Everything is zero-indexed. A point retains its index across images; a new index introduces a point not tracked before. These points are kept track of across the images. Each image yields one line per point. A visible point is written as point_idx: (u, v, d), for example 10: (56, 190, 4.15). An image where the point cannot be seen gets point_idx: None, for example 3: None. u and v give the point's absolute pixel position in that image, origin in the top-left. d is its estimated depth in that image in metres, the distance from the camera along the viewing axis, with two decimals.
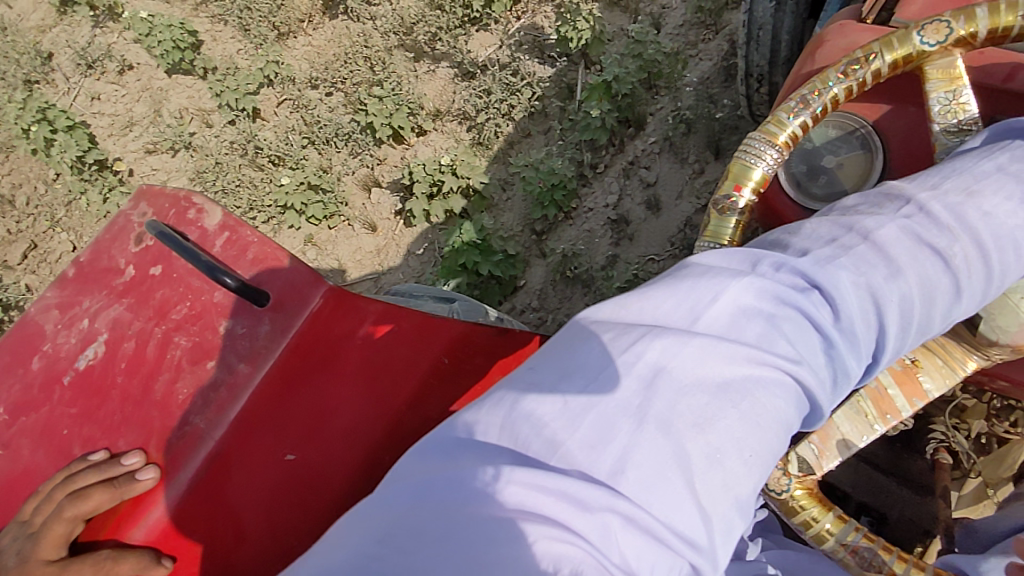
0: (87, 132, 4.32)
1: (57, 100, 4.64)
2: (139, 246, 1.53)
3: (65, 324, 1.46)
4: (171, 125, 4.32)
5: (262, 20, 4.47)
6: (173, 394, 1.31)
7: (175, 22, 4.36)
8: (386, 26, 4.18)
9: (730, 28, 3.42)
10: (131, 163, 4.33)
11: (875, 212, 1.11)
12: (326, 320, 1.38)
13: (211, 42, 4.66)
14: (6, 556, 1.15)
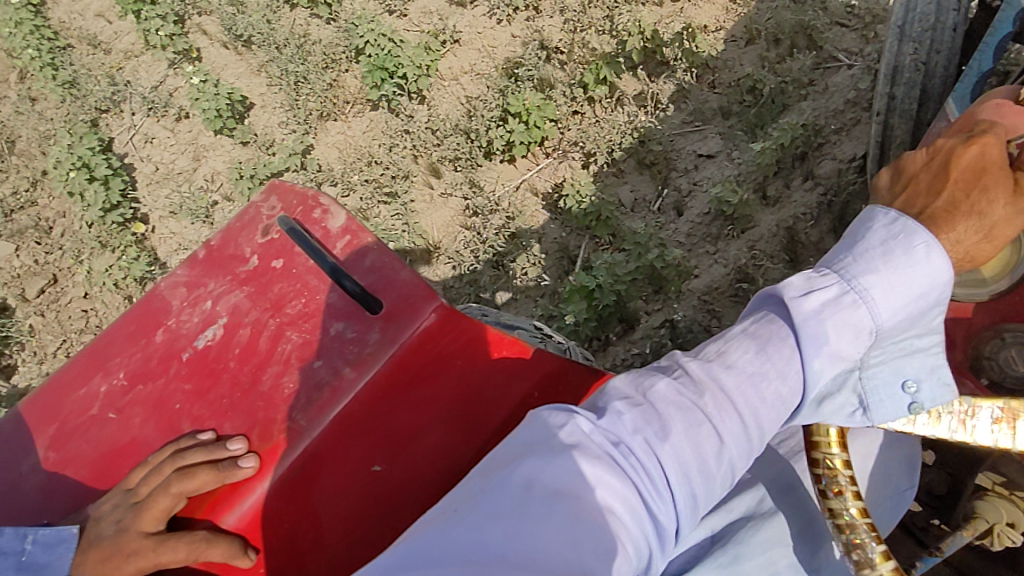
0: (126, 180, 3.65)
1: (115, 136, 3.85)
2: (265, 238, 1.61)
3: (190, 304, 1.55)
4: (197, 190, 3.57)
5: (308, 95, 3.60)
6: (279, 387, 1.34)
7: (226, 91, 3.59)
8: (413, 144, 3.35)
9: (755, 235, 2.75)
10: (155, 220, 3.59)
11: (711, 355, 1.17)
12: (432, 336, 1.35)
13: (261, 106, 3.77)
14: (104, 525, 1.15)
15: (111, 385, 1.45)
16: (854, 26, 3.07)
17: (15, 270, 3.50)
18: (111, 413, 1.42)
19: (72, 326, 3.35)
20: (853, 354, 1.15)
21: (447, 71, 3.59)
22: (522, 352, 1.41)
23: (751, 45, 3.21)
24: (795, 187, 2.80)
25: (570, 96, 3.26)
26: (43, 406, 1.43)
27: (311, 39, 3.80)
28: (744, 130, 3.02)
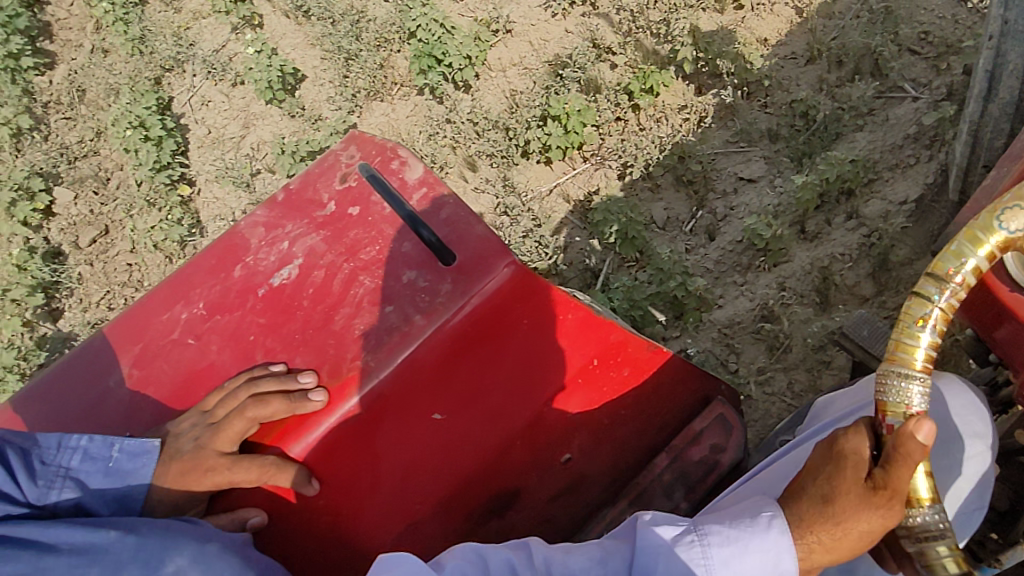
0: (179, 141, 3.61)
1: (175, 96, 3.81)
2: (343, 184, 1.64)
3: (268, 243, 1.59)
4: (245, 156, 3.51)
5: (358, 70, 3.46)
6: (349, 328, 1.36)
7: (280, 63, 3.52)
8: (452, 135, 3.15)
9: (788, 270, 2.48)
10: (201, 183, 3.53)
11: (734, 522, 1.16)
12: (504, 294, 1.33)
13: (311, 80, 3.67)
14: (182, 441, 1.21)
15: (191, 314, 1.51)
16: (928, 55, 2.74)
17: (71, 218, 3.54)
18: (190, 338, 1.48)
19: (116, 279, 3.34)
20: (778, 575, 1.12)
21: (495, 61, 3.37)
22: (589, 319, 1.40)
23: (813, 63, 2.89)
24: (836, 225, 2.52)
25: (614, 101, 3.00)
26: (128, 328, 1.51)
27: (366, 17, 3.65)
28: (791, 158, 2.70)
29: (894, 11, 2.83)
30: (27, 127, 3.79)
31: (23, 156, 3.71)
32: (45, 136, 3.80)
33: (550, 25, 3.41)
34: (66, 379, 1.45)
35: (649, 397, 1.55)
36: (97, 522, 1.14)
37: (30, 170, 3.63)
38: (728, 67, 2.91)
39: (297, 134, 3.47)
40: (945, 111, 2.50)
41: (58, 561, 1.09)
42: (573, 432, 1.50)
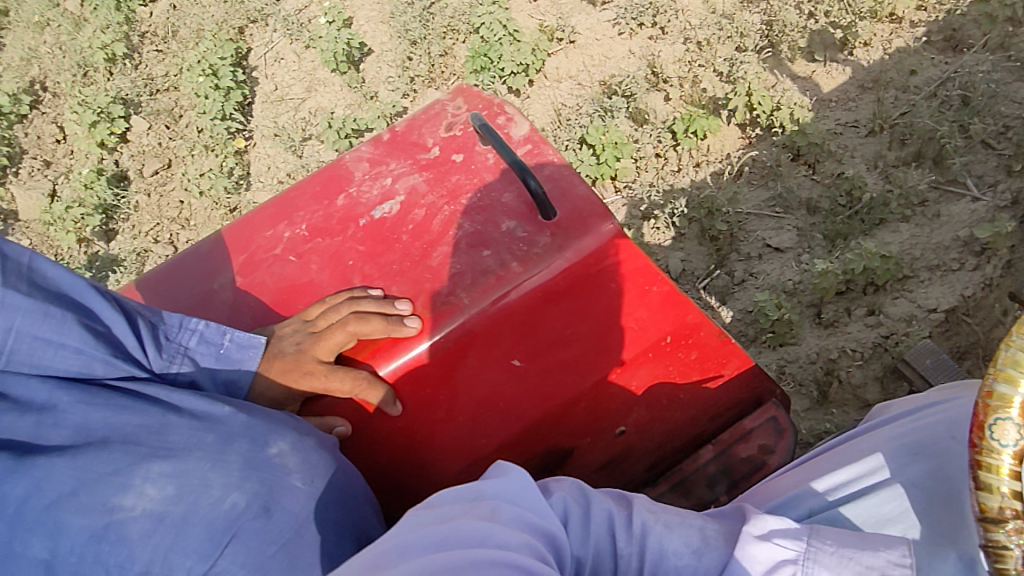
0: (247, 94, 3.69)
1: (253, 48, 3.92)
2: (448, 132, 1.69)
3: (371, 177, 1.67)
4: (303, 118, 3.54)
5: (421, 53, 3.39)
6: (445, 265, 1.42)
7: (346, 38, 3.50)
8: None
9: (794, 354, 2.14)
10: (260, 137, 3.60)
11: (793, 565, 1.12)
12: (598, 253, 1.37)
13: (375, 57, 3.63)
14: (285, 344, 1.32)
15: (294, 233, 1.62)
16: (1007, 151, 2.30)
17: (142, 147, 3.71)
18: (292, 256, 1.58)
19: (167, 213, 3.48)
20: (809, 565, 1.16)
21: (552, 72, 3.07)
22: (670, 294, 1.43)
23: (876, 135, 2.47)
24: (856, 316, 2.15)
25: (656, 138, 2.66)
26: (237, 239, 1.65)
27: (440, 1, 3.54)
28: (824, 236, 2.31)
29: (973, 100, 2.39)
30: (121, 54, 3.99)
31: (111, 82, 3.90)
32: (136, 65, 3.99)
33: (615, 43, 3.05)
34: (181, 270, 1.62)
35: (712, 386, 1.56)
36: (214, 397, 1.23)
37: (113, 97, 3.81)
38: (778, 123, 2.53)
39: (355, 107, 3.48)
40: (1002, 224, 2.08)
41: (181, 422, 1.17)
42: (632, 407, 1.52)
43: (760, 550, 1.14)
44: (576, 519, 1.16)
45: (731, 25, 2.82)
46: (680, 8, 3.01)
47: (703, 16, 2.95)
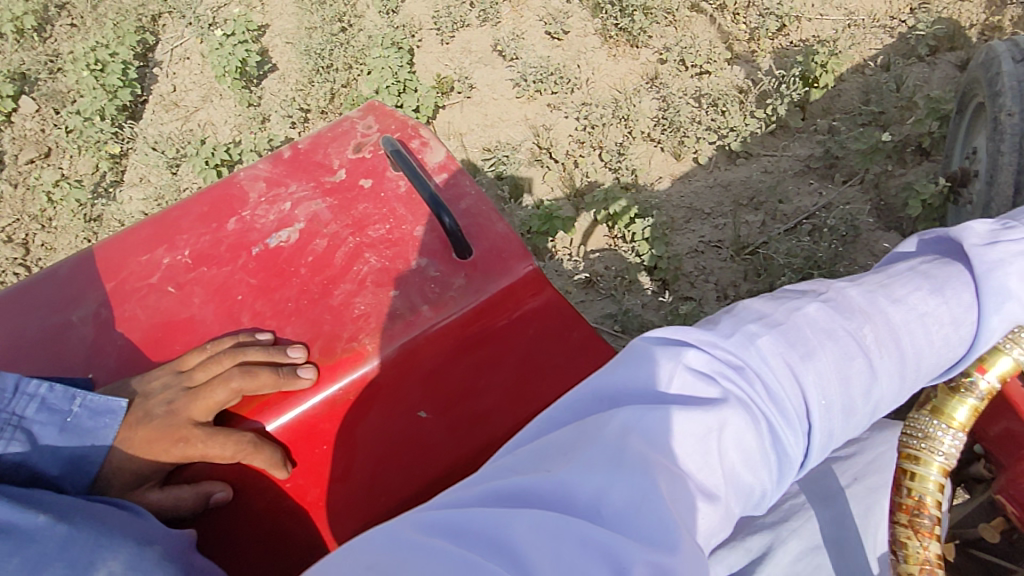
0: (138, 93, 3.33)
1: (162, 42, 3.59)
2: (355, 154, 1.56)
3: (267, 201, 1.50)
4: (192, 131, 3.24)
5: (322, 83, 3.20)
6: (348, 306, 1.29)
7: (241, 54, 3.24)
8: None
9: None
10: (135, 143, 3.24)
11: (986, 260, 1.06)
12: (512, 295, 1.29)
13: (279, 75, 3.40)
14: (154, 403, 1.14)
15: (174, 260, 1.41)
16: None
17: (24, 131, 3.28)
18: (170, 286, 1.38)
19: (31, 208, 3.06)
20: (965, 316, 1.04)
21: (443, 125, 3.10)
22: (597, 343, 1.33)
23: (734, 262, 2.45)
24: None
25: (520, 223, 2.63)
26: (106, 263, 1.42)
27: (357, 31, 3.40)
28: None
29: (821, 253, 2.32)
30: (31, 27, 3.58)
31: (16, 55, 3.49)
32: (45, 39, 3.59)
33: (513, 106, 3.08)
34: (34, 296, 1.38)
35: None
36: (29, 501, 1.00)
37: (9, 71, 3.41)
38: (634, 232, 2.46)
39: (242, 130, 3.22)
40: None
41: None
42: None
43: (991, 253, 1.07)
44: (786, 343, 1.00)
45: (620, 109, 2.87)
46: (584, 80, 3.08)
47: (606, 90, 3.03)
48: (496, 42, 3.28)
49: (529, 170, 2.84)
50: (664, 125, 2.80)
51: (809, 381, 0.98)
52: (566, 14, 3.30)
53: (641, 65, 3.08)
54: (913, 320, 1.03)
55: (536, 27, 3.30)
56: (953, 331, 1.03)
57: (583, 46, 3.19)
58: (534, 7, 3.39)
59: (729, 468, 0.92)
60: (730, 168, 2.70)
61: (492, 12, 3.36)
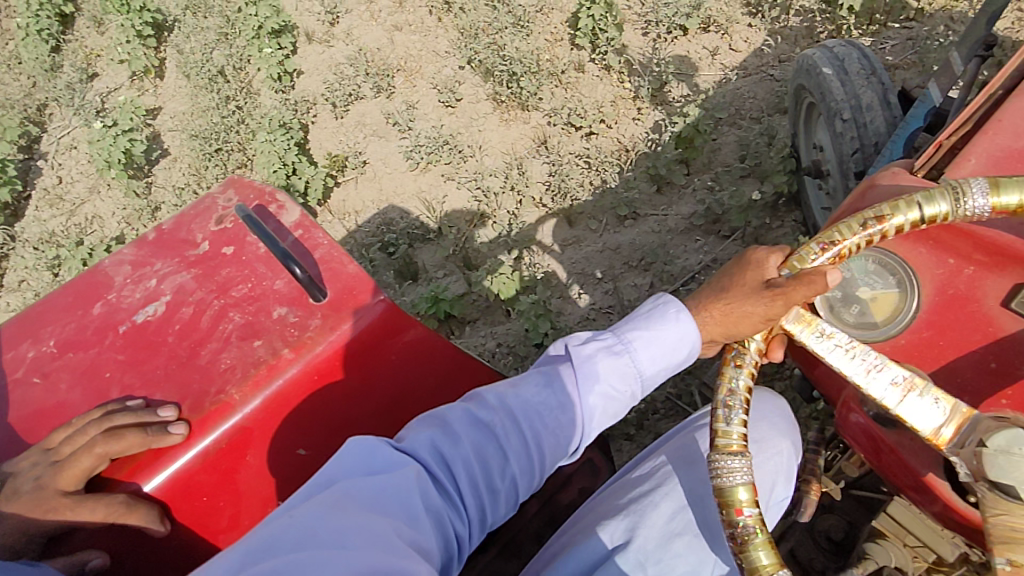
0: (19, 189, 3.71)
1: (49, 129, 4.01)
2: (217, 226, 1.65)
3: (133, 281, 1.57)
4: (76, 224, 3.53)
5: (214, 164, 3.53)
6: (216, 362, 1.38)
7: (123, 145, 3.51)
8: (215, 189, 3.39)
9: None
10: (17, 236, 3.56)
11: (580, 357, 1.29)
12: (373, 330, 1.42)
13: (169, 159, 3.74)
14: (20, 481, 1.17)
15: (40, 351, 1.46)
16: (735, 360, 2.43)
17: None
18: (36, 377, 1.43)
19: None
20: (572, 401, 1.26)
21: (338, 205, 3.44)
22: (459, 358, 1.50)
23: None
24: None
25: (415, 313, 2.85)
26: None
27: (252, 106, 3.77)
28: None
29: None
30: None
31: None
32: None
33: (406, 176, 3.44)
34: None
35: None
36: None
37: None
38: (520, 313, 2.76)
39: (128, 212, 3.51)
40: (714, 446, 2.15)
41: None
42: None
43: (586, 350, 1.31)
44: (446, 441, 1.15)
45: (519, 176, 3.24)
46: (479, 147, 3.45)
47: (500, 154, 3.40)
48: (389, 114, 3.68)
49: (425, 246, 3.17)
50: (552, 188, 3.15)
51: (466, 473, 1.13)
52: (458, 82, 3.72)
53: (533, 126, 3.46)
54: (538, 408, 1.23)
55: (431, 98, 3.72)
56: (564, 413, 1.25)
57: (475, 111, 3.60)
58: (425, 76, 3.81)
59: (427, 526, 1.04)
60: (620, 229, 2.99)
61: (385, 85, 3.77)
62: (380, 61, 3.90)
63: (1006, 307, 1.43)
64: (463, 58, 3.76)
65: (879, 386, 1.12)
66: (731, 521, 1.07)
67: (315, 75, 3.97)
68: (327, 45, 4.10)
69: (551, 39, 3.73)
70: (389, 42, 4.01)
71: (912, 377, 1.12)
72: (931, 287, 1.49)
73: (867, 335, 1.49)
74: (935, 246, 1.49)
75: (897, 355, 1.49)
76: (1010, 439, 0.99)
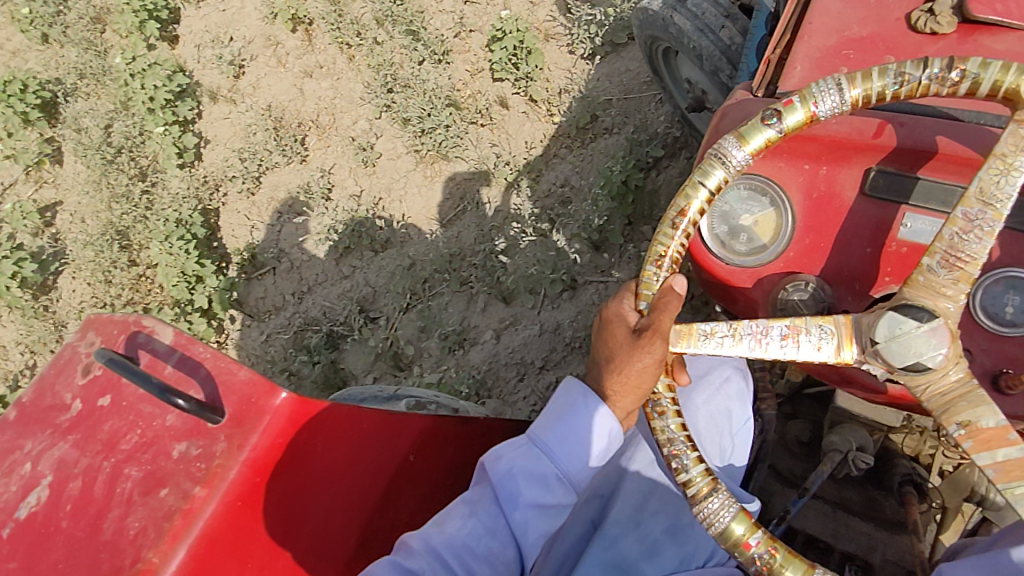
0: None
1: None
2: (85, 377, 1.46)
3: (5, 473, 1.38)
4: None
5: (119, 265, 3.70)
6: (122, 531, 1.24)
7: (10, 269, 3.73)
8: (121, 288, 3.69)
9: None
10: None
11: (496, 476, 1.41)
12: (278, 432, 1.30)
13: (69, 271, 3.87)
14: None
15: None
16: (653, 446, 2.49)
17: None
18: None
19: None
20: (496, 523, 1.40)
21: (260, 302, 3.54)
22: (371, 411, 1.52)
23: None
24: None
25: None
26: None
27: (159, 190, 3.84)
28: None
29: None
30: None
31: None
32: None
33: (327, 264, 3.50)
34: None
35: (476, 450, 1.85)
36: None
37: None
38: None
39: (33, 337, 3.69)
40: None
41: None
42: (404, 497, 1.63)
43: (498, 464, 1.41)
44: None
45: (449, 252, 3.25)
46: (405, 215, 3.49)
47: (425, 221, 3.45)
48: (307, 182, 3.68)
49: (349, 347, 3.24)
50: (479, 268, 3.16)
51: None
52: (376, 135, 3.71)
53: (456, 183, 3.47)
54: (463, 543, 1.37)
55: (348, 158, 3.70)
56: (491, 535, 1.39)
57: (396, 170, 3.61)
58: (338, 131, 3.79)
59: None
60: (558, 304, 3.04)
61: (297, 147, 3.75)
62: (290, 121, 3.85)
63: (863, 195, 1.49)
64: (378, 105, 3.71)
65: (774, 348, 1.25)
66: (750, 557, 1.16)
67: (219, 146, 3.97)
68: (232, 104, 4.04)
69: (473, 68, 3.71)
70: (299, 92, 3.94)
71: (791, 324, 1.25)
72: (799, 195, 1.54)
73: (760, 259, 1.56)
74: (789, 158, 1.54)
75: (792, 268, 1.55)
76: (889, 324, 1.15)
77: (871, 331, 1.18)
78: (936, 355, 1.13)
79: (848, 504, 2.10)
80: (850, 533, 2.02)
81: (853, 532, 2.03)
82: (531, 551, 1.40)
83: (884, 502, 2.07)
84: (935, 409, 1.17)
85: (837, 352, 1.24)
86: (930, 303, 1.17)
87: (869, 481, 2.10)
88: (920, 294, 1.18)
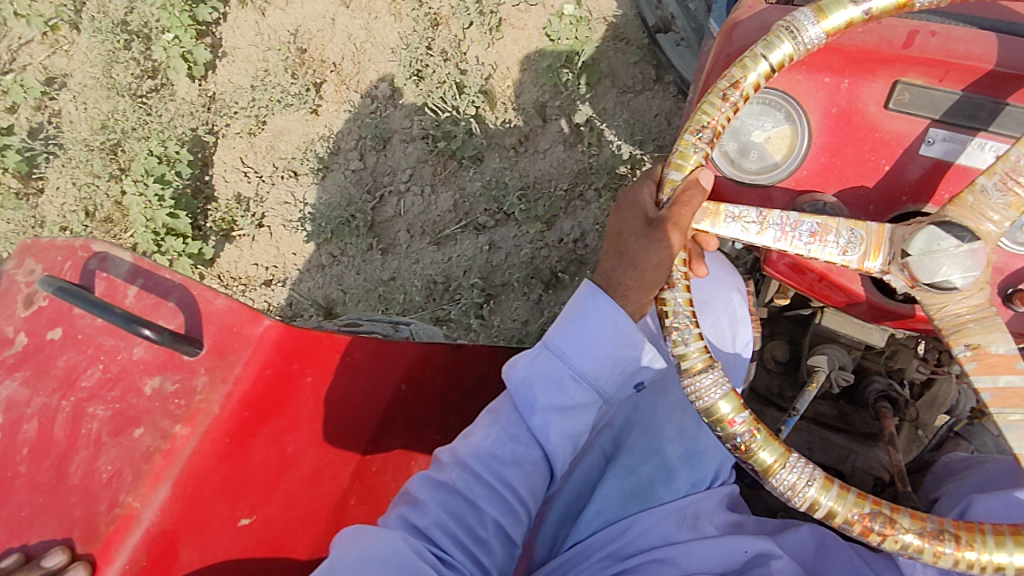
0: None
1: None
2: (27, 310, 1.24)
3: None
4: None
5: (104, 176, 3.34)
6: (93, 475, 1.11)
7: None
8: (99, 198, 3.34)
9: None
10: None
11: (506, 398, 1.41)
12: (261, 366, 1.18)
13: (58, 162, 3.42)
14: None
15: None
16: None
17: None
18: None
19: None
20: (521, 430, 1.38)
21: (232, 270, 3.27)
22: (363, 341, 1.40)
23: None
24: None
25: None
26: None
27: (166, 93, 3.44)
28: None
29: None
30: None
31: None
32: None
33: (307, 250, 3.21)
34: None
35: (467, 378, 1.78)
36: None
37: None
38: None
39: None
40: None
41: None
42: (395, 426, 1.59)
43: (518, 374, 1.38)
44: (415, 511, 1.33)
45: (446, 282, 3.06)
46: (400, 214, 3.18)
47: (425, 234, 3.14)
48: (316, 138, 3.30)
49: None
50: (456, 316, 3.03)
51: (441, 534, 1.30)
52: (397, 101, 3.27)
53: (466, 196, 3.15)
54: (489, 451, 1.37)
55: (361, 136, 3.26)
56: (516, 445, 1.37)
57: (405, 158, 3.20)
58: (361, 86, 3.32)
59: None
60: None
61: (311, 95, 3.31)
62: (315, 55, 3.39)
63: (887, 111, 1.41)
64: (406, 72, 3.22)
65: (799, 244, 1.21)
66: (730, 434, 1.11)
67: (238, 61, 3.46)
68: (262, 14, 3.48)
69: (521, 56, 3.25)
70: (330, 23, 3.40)
71: (822, 223, 1.21)
72: (817, 113, 1.44)
73: (768, 178, 1.48)
74: (810, 71, 1.42)
75: (803, 188, 1.49)
76: (928, 239, 1.10)
77: (905, 243, 1.14)
78: (968, 275, 1.09)
79: (823, 419, 2.05)
80: (825, 444, 1.99)
81: (829, 444, 1.99)
82: (558, 451, 1.38)
83: (857, 415, 2.05)
84: (944, 329, 1.15)
85: (862, 260, 1.19)
86: (972, 226, 1.12)
87: (843, 397, 2.08)
88: (965, 215, 1.12)
